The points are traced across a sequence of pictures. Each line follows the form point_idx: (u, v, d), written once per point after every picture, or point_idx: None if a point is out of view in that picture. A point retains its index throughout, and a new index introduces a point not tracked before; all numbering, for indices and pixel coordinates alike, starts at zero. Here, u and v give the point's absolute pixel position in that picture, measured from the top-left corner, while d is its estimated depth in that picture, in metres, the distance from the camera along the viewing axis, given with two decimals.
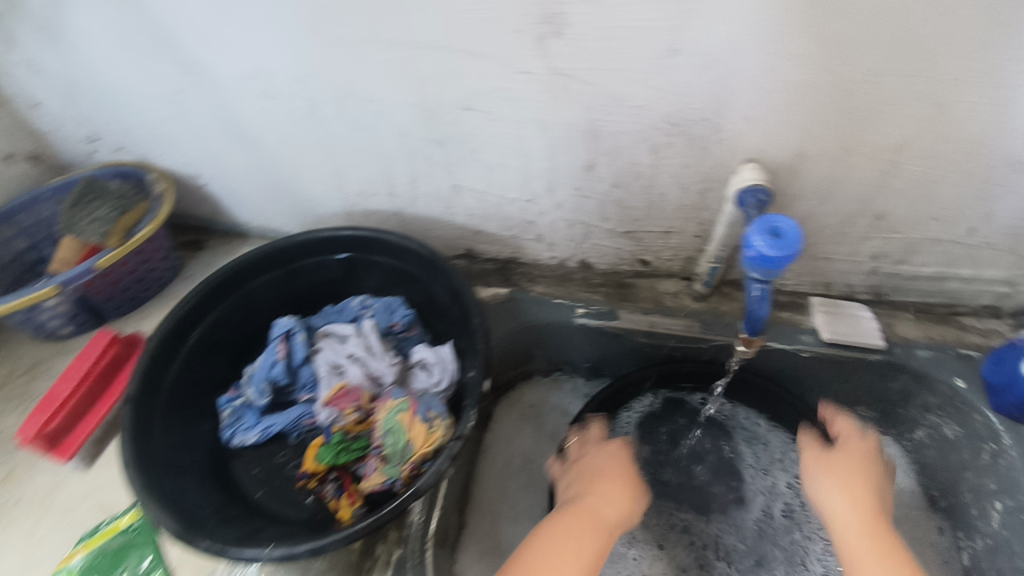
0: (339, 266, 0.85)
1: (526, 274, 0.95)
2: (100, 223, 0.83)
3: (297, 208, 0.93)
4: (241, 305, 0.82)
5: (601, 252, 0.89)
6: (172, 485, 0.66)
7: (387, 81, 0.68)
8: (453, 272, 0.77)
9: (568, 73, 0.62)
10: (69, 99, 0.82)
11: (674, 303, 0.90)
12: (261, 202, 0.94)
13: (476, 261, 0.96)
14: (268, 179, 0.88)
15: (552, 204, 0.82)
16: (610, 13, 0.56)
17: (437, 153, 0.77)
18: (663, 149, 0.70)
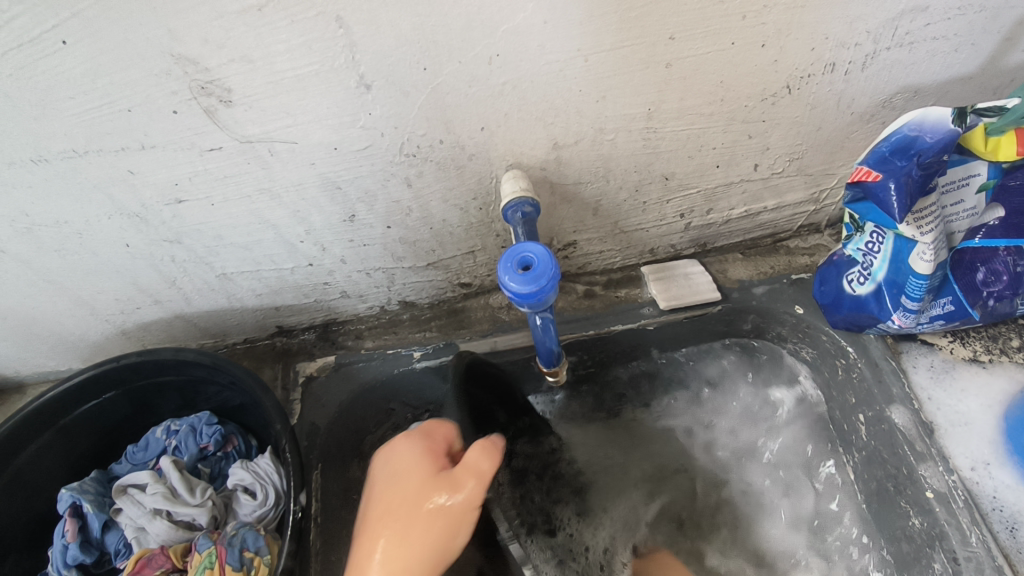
0: (123, 402, 0.74)
1: (350, 331, 0.86)
2: None
3: (64, 344, 0.80)
4: (17, 487, 0.70)
5: (416, 288, 0.82)
6: None
7: (67, 199, 0.57)
8: (240, 371, 0.68)
9: (259, 140, 0.55)
10: None
11: (509, 317, 0.83)
12: (19, 349, 0.80)
13: (294, 335, 0.86)
14: (7, 326, 0.75)
15: (335, 261, 0.73)
16: (264, 68, 0.48)
17: (178, 251, 0.67)
18: (417, 180, 0.63)
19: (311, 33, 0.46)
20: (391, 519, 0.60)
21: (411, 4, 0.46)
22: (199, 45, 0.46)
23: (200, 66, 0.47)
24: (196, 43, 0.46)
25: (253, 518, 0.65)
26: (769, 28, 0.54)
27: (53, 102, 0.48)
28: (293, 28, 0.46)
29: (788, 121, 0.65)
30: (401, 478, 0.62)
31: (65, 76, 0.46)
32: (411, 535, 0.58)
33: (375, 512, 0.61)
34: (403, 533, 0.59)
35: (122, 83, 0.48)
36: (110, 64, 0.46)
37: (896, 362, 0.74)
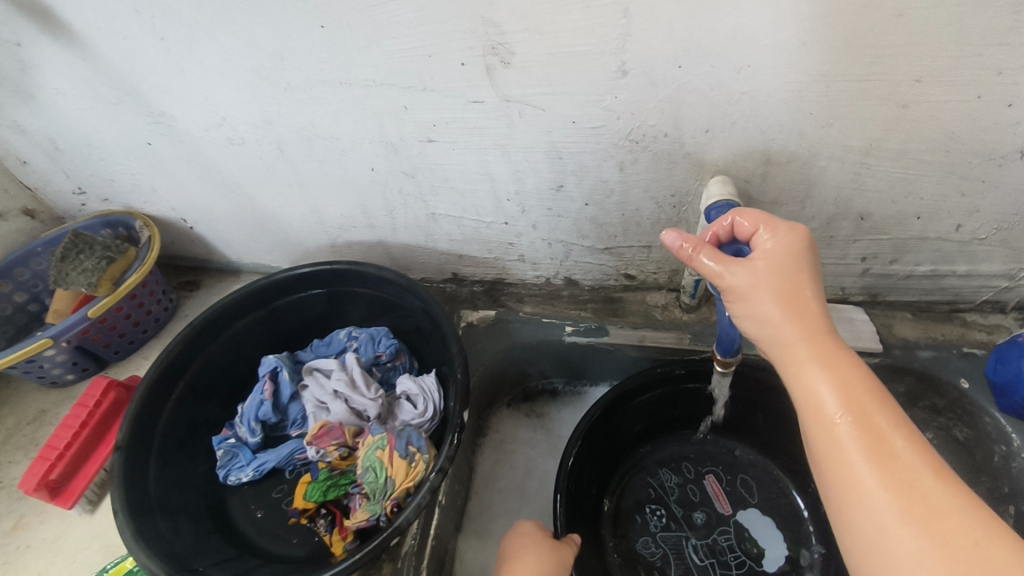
0: (322, 300, 0.87)
1: (513, 294, 0.94)
2: (88, 274, 0.82)
3: (284, 245, 0.95)
4: (229, 345, 0.84)
5: (584, 269, 0.88)
6: (162, 523, 0.68)
7: (347, 119, 0.70)
8: (427, 298, 0.78)
9: (516, 100, 0.64)
10: (54, 155, 0.84)
11: (663, 317, 0.88)
12: (248, 239, 0.95)
13: (463, 284, 0.96)
14: (251, 218, 0.90)
15: (529, 224, 0.81)
16: (547, 41, 0.57)
17: (407, 184, 0.78)
18: (629, 166, 0.69)
19: (599, 18, 0.55)
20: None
21: (692, 7, 0.52)
22: (506, 11, 0.55)
23: (499, 29, 0.57)
24: (504, 9, 0.55)
25: (413, 424, 0.74)
26: (1020, 89, 0.55)
27: (376, 36, 0.60)
28: (586, 10, 0.54)
29: (1008, 187, 0.65)
30: None
31: (397, 19, 0.58)
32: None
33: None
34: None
35: (433, 32, 0.58)
36: (429, 15, 0.57)
37: None
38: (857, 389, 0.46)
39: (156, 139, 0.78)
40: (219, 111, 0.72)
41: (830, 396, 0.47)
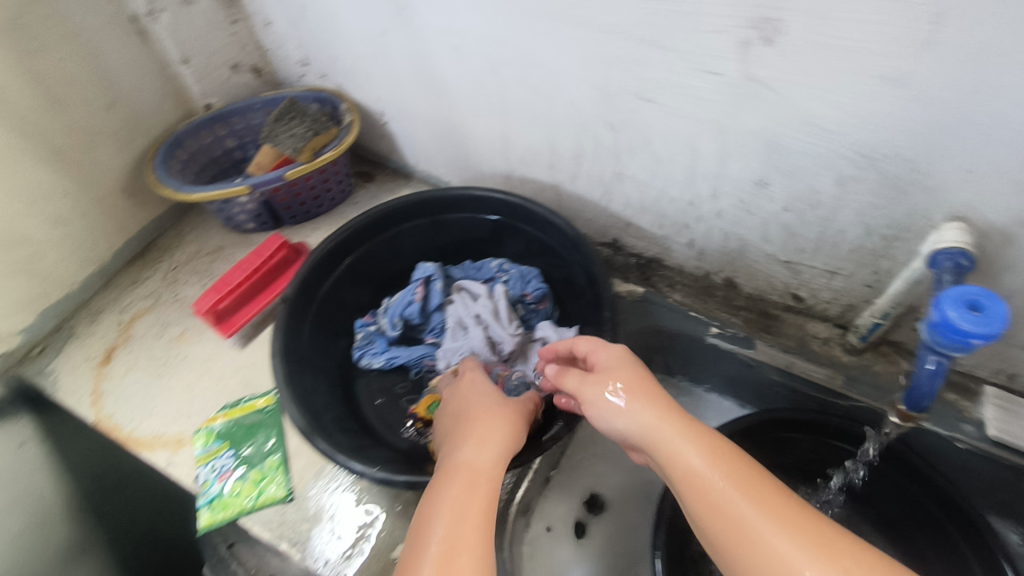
0: (488, 229, 0.88)
1: (666, 277, 0.86)
2: (296, 139, 0.88)
3: (461, 160, 0.94)
4: (390, 244, 0.88)
5: (757, 280, 0.78)
6: (304, 378, 0.73)
7: (573, 59, 0.64)
8: (592, 258, 0.75)
9: (757, 84, 0.54)
10: (298, 21, 0.89)
11: (821, 351, 0.75)
12: (432, 147, 0.95)
13: (620, 254, 0.89)
14: (442, 126, 0.89)
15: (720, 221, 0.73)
16: (820, 25, 0.47)
17: (605, 135, 0.71)
18: (852, 183, 0.58)
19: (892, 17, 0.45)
20: (458, 526, 0.47)
21: None
22: None
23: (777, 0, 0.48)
24: None
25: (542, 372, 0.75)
26: None
27: None
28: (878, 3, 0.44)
29: None
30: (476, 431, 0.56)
31: None
32: (470, 540, 0.47)
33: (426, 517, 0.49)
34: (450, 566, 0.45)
35: None
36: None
37: None
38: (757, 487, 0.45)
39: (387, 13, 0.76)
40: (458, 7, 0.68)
41: (693, 445, 0.47)
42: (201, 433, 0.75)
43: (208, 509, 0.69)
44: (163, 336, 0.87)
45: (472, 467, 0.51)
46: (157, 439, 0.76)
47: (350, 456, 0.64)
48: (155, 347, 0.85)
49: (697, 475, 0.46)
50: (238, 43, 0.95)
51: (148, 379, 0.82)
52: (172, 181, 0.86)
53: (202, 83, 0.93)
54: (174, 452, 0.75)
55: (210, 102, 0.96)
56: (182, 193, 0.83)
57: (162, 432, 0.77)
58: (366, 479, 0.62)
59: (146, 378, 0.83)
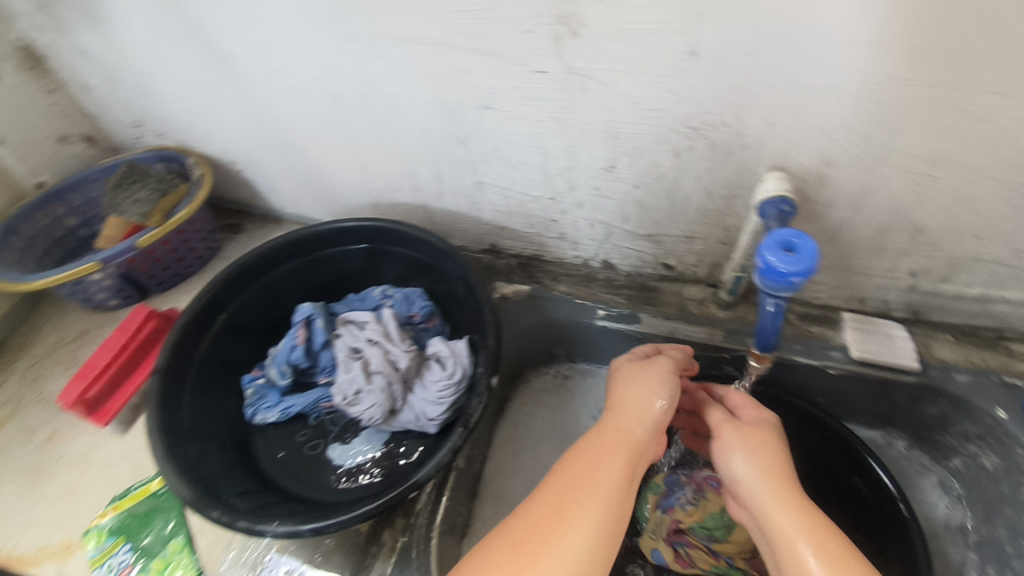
0: (363, 258, 0.77)
1: (658, 243, 0.73)
2: (139, 204, 0.72)
3: (331, 200, 0.82)
4: (267, 290, 0.75)
5: (624, 254, 0.77)
6: (172, 407, 0.62)
7: (488, 28, 0.53)
8: (468, 268, 0.68)
9: (578, 73, 0.55)
10: None
11: (698, 311, 0.76)
12: (296, 192, 0.83)
13: (501, 256, 0.84)
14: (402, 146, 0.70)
15: (674, 164, 0.61)
16: (619, 15, 0.49)
17: (580, 86, 0.56)
18: (684, 153, 0.60)
19: (671, 9, 0.47)
20: (575, 472, 0.45)
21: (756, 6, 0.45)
22: None
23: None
24: None
25: (438, 387, 0.65)
26: None
27: None
28: (655, 10, 0.48)
29: None
30: (648, 391, 0.52)
31: None
32: (601, 477, 0.44)
33: (544, 488, 0.44)
34: (590, 467, 0.45)
35: None
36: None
37: None
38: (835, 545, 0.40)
39: (348, 93, 0.64)
40: (469, 62, 0.57)
41: (746, 459, 0.47)
42: (91, 533, 0.64)
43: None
44: (32, 439, 0.71)
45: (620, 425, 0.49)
46: (42, 551, 0.63)
47: (249, 516, 0.55)
48: (25, 453, 0.70)
49: (756, 501, 0.44)
50: (63, 114, 0.77)
51: (24, 489, 0.67)
52: (11, 274, 0.70)
53: (138, 107, 0.76)
54: (63, 562, 0.62)
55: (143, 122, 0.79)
56: (22, 286, 0.68)
57: (47, 543, 0.64)
58: (265, 536, 0.53)
59: (21, 490, 0.68)
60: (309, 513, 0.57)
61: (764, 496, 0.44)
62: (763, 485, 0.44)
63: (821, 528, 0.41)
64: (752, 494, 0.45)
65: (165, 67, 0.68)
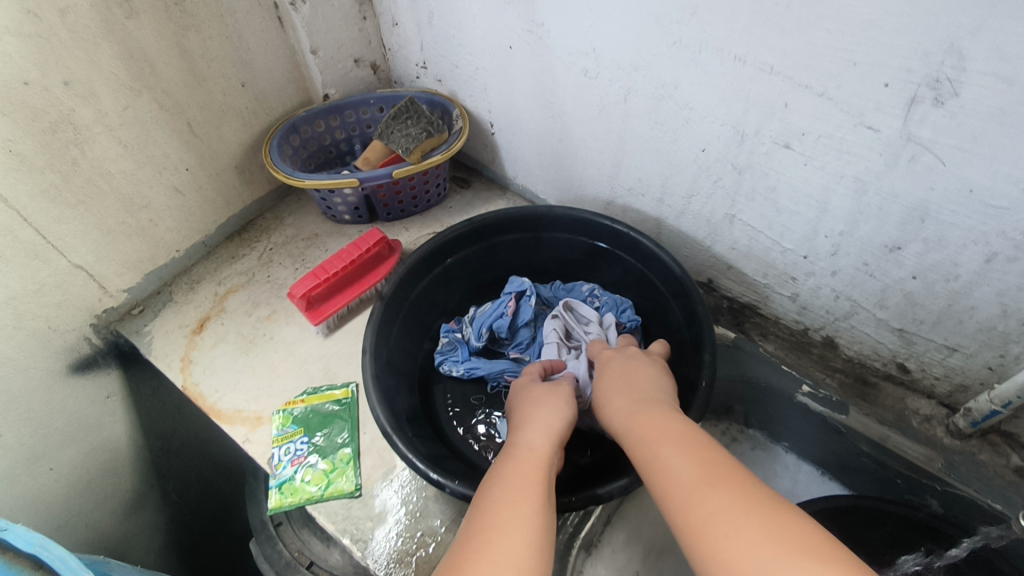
0: (584, 251, 0.77)
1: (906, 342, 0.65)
2: (409, 139, 0.76)
3: (566, 183, 0.83)
4: (486, 252, 0.78)
5: (856, 339, 0.70)
6: (386, 335, 0.66)
7: (836, 69, 0.49)
8: (698, 302, 0.64)
9: (917, 143, 0.49)
10: None
11: (919, 428, 0.68)
12: (536, 166, 0.85)
13: (712, 293, 0.80)
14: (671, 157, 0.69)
15: (978, 269, 0.54)
16: (1010, 93, 0.42)
17: (909, 156, 0.50)
18: (1000, 262, 0.52)
19: None
20: (504, 488, 0.43)
21: None
22: (985, 43, 0.41)
23: (962, 63, 0.43)
24: (985, 39, 0.41)
25: None
26: None
27: (904, 14, 0.43)
28: None
29: None
30: (548, 399, 0.55)
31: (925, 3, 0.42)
32: (529, 497, 0.42)
33: (493, 502, 0.41)
34: (518, 487, 0.43)
35: (887, 38, 0.45)
36: (997, 23, 0.40)
37: None
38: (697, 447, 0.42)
39: (641, 92, 0.64)
40: (793, 99, 0.53)
41: (693, 459, 0.41)
42: (279, 413, 0.69)
43: (277, 490, 0.63)
44: (252, 314, 0.79)
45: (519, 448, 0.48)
46: (237, 413, 0.70)
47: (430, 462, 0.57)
48: (244, 324, 0.78)
49: (688, 483, 0.39)
50: (366, 41, 0.85)
51: (236, 353, 0.75)
52: (285, 164, 0.77)
53: (433, 50, 0.81)
54: (251, 429, 0.69)
55: (427, 65, 0.85)
56: (293, 179, 0.75)
57: (242, 407, 0.71)
58: (443, 489, 0.54)
59: (234, 354, 0.75)
60: (481, 480, 0.58)
61: (639, 437, 0.46)
62: (695, 472, 0.39)
63: (771, 505, 0.36)
64: (649, 446, 0.44)
65: (476, 21, 0.72)
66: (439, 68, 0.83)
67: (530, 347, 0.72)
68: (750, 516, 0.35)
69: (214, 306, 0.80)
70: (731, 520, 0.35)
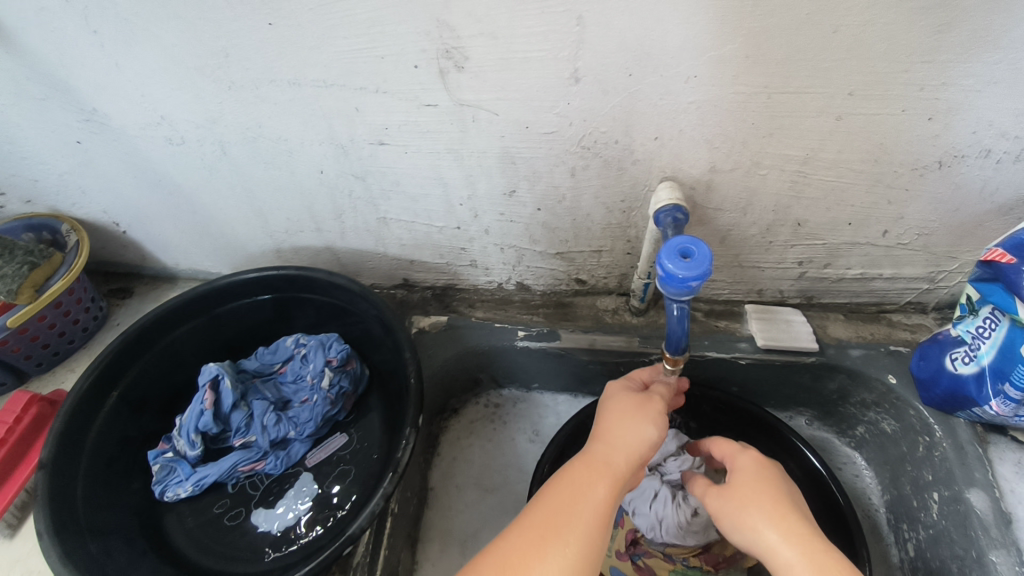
0: (271, 308, 0.74)
1: (569, 260, 0.75)
2: (4, 281, 0.65)
3: (229, 249, 0.79)
4: (166, 355, 0.70)
5: (538, 273, 0.78)
6: (66, 502, 0.56)
7: (373, 65, 0.53)
8: (383, 308, 0.67)
9: (469, 105, 0.56)
10: None
11: (613, 321, 0.78)
12: (189, 245, 0.79)
13: (414, 289, 0.83)
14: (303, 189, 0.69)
15: (571, 183, 0.63)
16: (498, 44, 0.50)
17: (470, 116, 0.57)
18: (581, 172, 0.62)
19: (550, 38, 0.49)
20: (559, 498, 0.45)
21: (626, 30, 0.48)
22: (460, 12, 0.47)
23: (453, 32, 0.49)
24: (458, 9, 0.47)
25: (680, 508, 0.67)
26: (941, 105, 0.51)
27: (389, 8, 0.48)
28: (535, 40, 0.49)
29: (928, 199, 0.61)
30: (629, 417, 0.51)
31: None
32: (581, 525, 0.44)
33: (534, 528, 0.44)
34: (567, 508, 0.45)
35: (387, 31, 0.50)
36: None
37: (982, 451, 0.65)
38: (786, 511, 0.47)
39: (234, 141, 0.62)
40: (358, 101, 0.56)
41: (780, 530, 0.45)
42: None
43: None
44: None
45: (592, 459, 0.48)
46: None
47: None
48: None
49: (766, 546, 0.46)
50: None
51: None
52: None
53: (3, 172, 0.70)
54: None
55: (6, 189, 0.73)
56: None
57: None
58: None
59: None
60: None
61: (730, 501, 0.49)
62: (788, 542, 0.45)
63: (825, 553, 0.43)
64: (744, 516, 0.48)
65: (28, 128, 0.63)
66: (23, 188, 0.72)
67: (253, 427, 0.67)
68: (779, 528, 0.46)
69: None
70: (804, 561, 0.43)
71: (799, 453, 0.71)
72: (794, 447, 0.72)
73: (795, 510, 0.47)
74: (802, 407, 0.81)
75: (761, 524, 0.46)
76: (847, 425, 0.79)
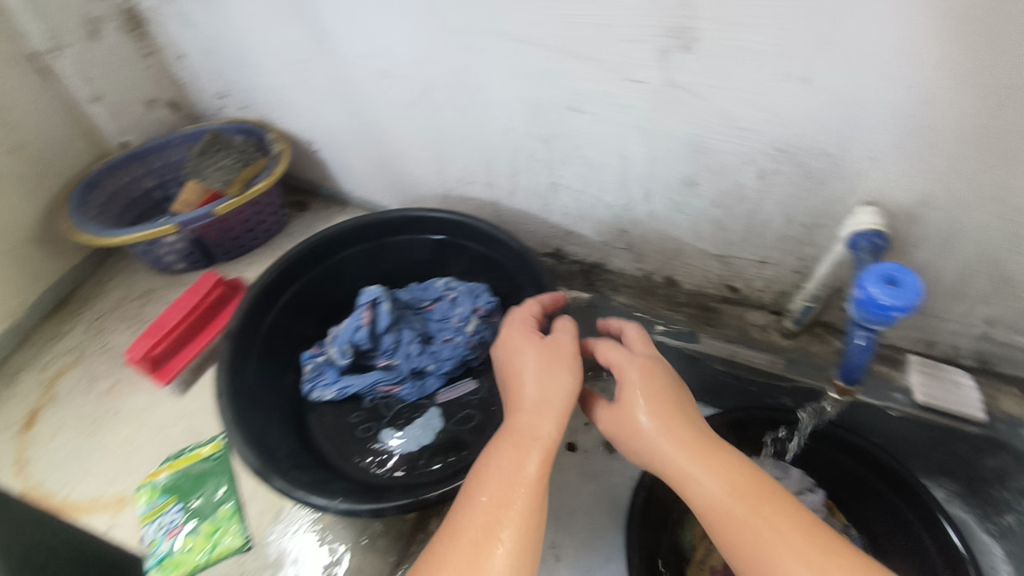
0: (431, 248, 0.78)
1: (728, 266, 0.73)
2: (223, 172, 0.75)
3: (401, 186, 0.84)
4: (333, 270, 0.76)
5: (689, 272, 0.76)
6: (240, 376, 0.63)
7: (595, 33, 0.53)
8: (541, 272, 0.68)
9: (680, 88, 0.55)
10: None
11: (759, 337, 0.75)
12: (367, 175, 0.84)
13: (562, 261, 0.85)
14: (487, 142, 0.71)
15: (760, 187, 0.61)
16: (732, 31, 0.48)
17: (676, 101, 0.56)
18: (774, 177, 0.59)
19: (788, 32, 0.47)
20: (499, 475, 0.43)
21: (875, 37, 0.45)
22: None
23: (689, 12, 0.48)
24: None
25: None
26: None
27: None
28: (772, 32, 0.47)
29: None
30: (547, 375, 0.49)
31: None
32: (517, 494, 0.42)
33: (476, 504, 0.42)
34: (504, 481, 0.43)
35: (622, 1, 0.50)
36: None
37: None
38: (715, 455, 0.44)
39: (438, 84, 0.65)
40: (566, 67, 0.57)
41: (718, 475, 0.43)
42: (143, 489, 0.64)
43: (157, 568, 0.58)
44: (92, 391, 0.72)
45: (528, 433, 0.45)
46: (95, 501, 0.64)
47: (312, 490, 0.56)
48: (83, 405, 0.71)
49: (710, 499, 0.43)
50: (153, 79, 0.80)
51: (80, 438, 0.68)
52: (89, 225, 0.71)
53: (229, 77, 0.78)
54: (115, 513, 0.63)
55: (227, 93, 0.81)
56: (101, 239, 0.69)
57: (99, 494, 0.64)
58: (329, 511, 0.53)
59: (78, 439, 0.69)
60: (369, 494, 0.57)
61: (641, 445, 0.47)
62: (720, 484, 0.42)
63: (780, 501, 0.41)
64: (652, 449, 0.46)
65: (263, 41, 0.70)
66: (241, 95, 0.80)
67: (398, 352, 0.71)
68: (719, 476, 0.43)
69: (40, 396, 0.72)
70: (754, 514, 0.41)
71: (939, 529, 0.65)
72: (937, 522, 0.66)
73: (721, 449, 0.45)
74: (948, 480, 0.74)
75: (694, 471, 0.43)
76: (998, 513, 0.71)
